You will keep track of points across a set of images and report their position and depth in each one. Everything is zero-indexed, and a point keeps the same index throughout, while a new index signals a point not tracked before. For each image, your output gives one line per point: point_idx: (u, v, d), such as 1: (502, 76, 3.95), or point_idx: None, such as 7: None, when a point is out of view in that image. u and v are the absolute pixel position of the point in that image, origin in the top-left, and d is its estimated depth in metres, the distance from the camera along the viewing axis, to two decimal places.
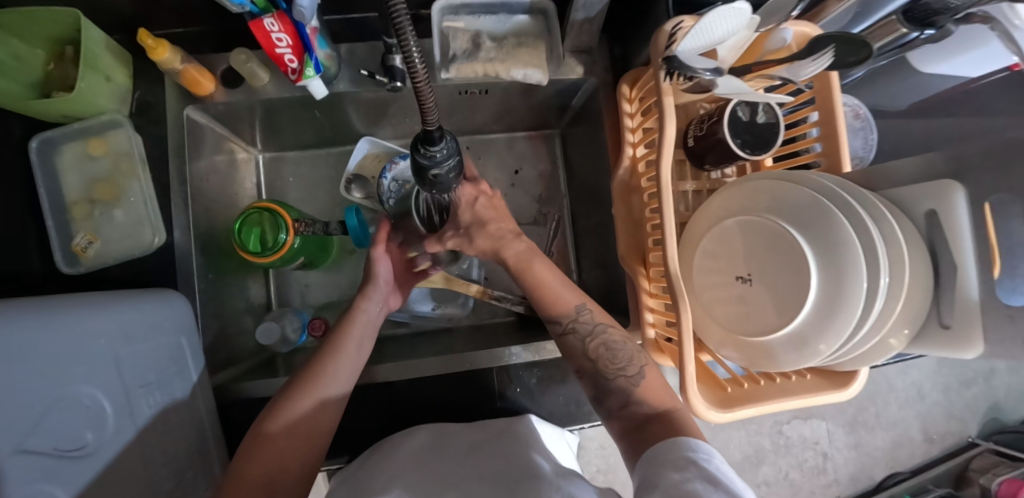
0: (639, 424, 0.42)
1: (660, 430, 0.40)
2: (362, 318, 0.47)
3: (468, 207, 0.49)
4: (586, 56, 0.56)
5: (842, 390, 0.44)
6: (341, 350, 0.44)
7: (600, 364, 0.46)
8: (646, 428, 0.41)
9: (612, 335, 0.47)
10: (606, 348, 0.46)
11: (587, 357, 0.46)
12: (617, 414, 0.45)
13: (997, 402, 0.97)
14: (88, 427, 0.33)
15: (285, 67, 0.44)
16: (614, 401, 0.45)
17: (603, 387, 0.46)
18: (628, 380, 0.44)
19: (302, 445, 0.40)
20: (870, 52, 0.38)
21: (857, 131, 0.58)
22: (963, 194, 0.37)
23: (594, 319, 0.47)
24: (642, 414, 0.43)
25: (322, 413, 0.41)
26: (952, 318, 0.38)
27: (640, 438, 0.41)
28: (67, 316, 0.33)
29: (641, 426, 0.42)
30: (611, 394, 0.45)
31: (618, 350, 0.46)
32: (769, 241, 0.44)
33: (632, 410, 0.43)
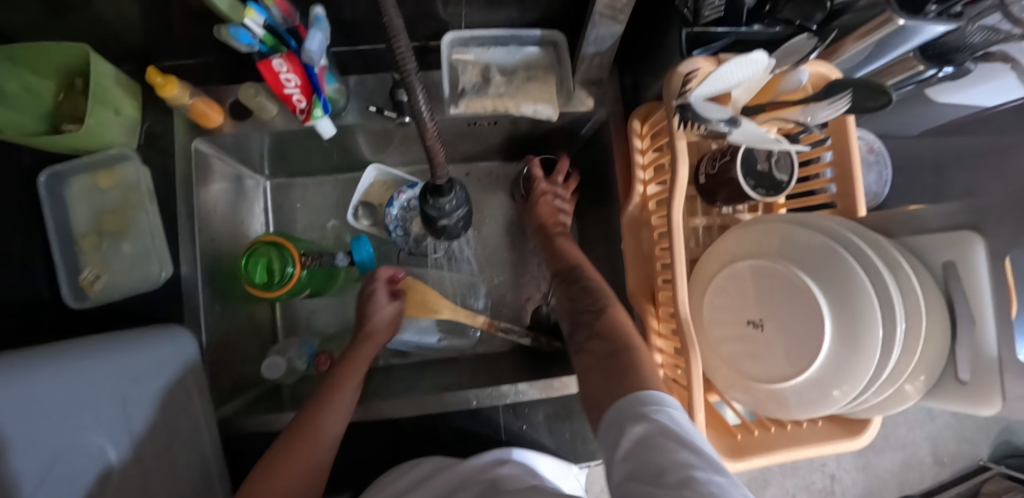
0: (604, 356, 0.39)
1: (623, 364, 0.37)
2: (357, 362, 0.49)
3: (539, 202, 0.63)
4: (597, 88, 0.56)
5: (855, 439, 0.43)
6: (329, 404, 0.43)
7: (582, 296, 0.49)
8: (611, 360, 0.38)
9: (593, 284, 0.50)
10: (588, 287, 0.50)
11: (569, 299, 0.50)
12: (583, 348, 0.43)
13: (1009, 424, 0.95)
14: (91, 479, 0.32)
15: (294, 107, 0.44)
16: (581, 336, 0.44)
17: (578, 320, 0.47)
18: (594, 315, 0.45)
19: (322, 422, 0.41)
20: (889, 100, 0.37)
21: (872, 165, 0.57)
22: (984, 248, 0.36)
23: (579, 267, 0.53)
24: (604, 348, 0.40)
25: (342, 401, 0.44)
26: (970, 374, 0.37)
27: (603, 370, 0.38)
28: (62, 371, 0.33)
29: (606, 358, 0.39)
30: (581, 328, 0.45)
31: (592, 291, 0.49)
32: (782, 286, 0.43)
33: (595, 345, 0.41)
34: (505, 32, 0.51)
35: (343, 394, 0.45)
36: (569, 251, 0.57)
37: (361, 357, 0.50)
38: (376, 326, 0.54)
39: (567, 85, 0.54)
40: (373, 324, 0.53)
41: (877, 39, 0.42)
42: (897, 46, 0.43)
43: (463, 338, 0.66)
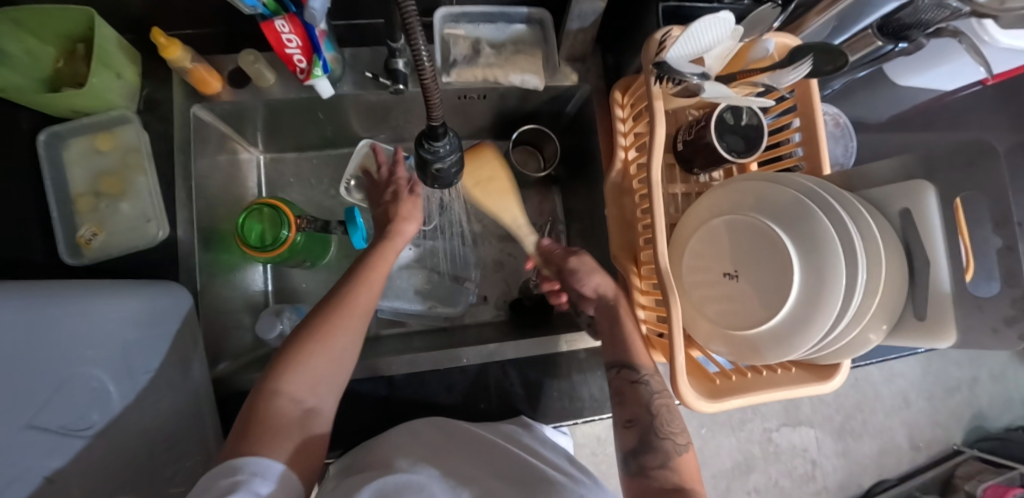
0: (665, 492, 0.44)
1: None
2: (354, 303, 0.45)
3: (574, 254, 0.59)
4: (581, 65, 0.59)
5: (826, 382, 0.45)
6: (321, 343, 0.41)
7: (656, 420, 0.48)
8: (674, 497, 0.43)
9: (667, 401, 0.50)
10: (666, 410, 0.49)
11: (648, 411, 0.49)
12: (649, 473, 0.46)
13: (981, 410, 0.98)
14: (94, 409, 0.35)
15: (295, 67, 0.46)
16: (651, 459, 0.47)
17: (650, 440, 0.47)
18: (675, 446, 0.47)
19: (312, 423, 0.39)
20: (845, 62, 0.42)
21: (838, 139, 0.61)
22: (935, 194, 0.40)
23: (663, 385, 0.51)
24: (671, 484, 0.44)
25: (328, 391, 0.41)
26: (926, 310, 0.40)
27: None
28: (69, 308, 0.34)
29: (671, 493, 0.43)
30: (650, 453, 0.47)
31: (673, 417, 0.49)
32: (757, 239, 0.46)
33: (664, 474, 0.45)
34: (493, 9, 0.53)
35: (283, 408, 0.37)
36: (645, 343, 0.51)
37: (329, 347, 0.41)
38: (357, 298, 0.45)
39: (553, 61, 0.57)
40: (353, 298, 0.45)
41: (836, 12, 0.47)
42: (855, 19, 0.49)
43: (455, 307, 0.68)
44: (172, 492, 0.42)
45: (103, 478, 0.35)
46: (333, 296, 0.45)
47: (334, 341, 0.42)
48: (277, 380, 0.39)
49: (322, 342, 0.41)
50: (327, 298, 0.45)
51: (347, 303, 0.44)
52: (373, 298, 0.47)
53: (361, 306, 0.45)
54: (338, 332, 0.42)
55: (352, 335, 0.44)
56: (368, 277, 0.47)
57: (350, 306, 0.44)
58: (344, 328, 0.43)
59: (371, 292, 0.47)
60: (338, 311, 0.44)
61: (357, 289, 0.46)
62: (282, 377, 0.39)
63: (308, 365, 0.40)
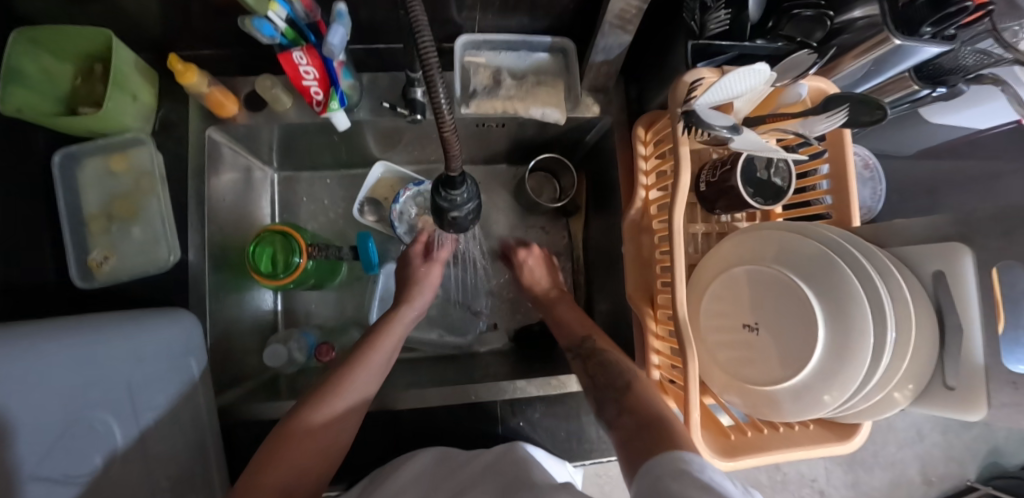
0: (635, 430, 0.40)
1: (653, 433, 0.38)
2: (352, 383, 0.45)
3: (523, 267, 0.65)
4: (603, 95, 0.57)
5: (847, 442, 0.44)
6: (316, 423, 0.41)
7: (599, 378, 0.49)
8: (641, 431, 0.39)
9: (610, 359, 0.51)
10: (603, 365, 0.50)
11: (587, 374, 0.51)
12: (615, 423, 0.43)
13: (997, 446, 0.93)
14: (96, 452, 0.34)
15: (311, 99, 0.45)
16: (612, 410, 0.44)
17: (603, 395, 0.47)
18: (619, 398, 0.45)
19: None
20: (883, 115, 0.40)
21: (866, 181, 0.59)
22: (972, 258, 0.37)
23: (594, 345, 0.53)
24: (636, 420, 0.40)
25: (312, 479, 0.39)
26: (957, 381, 0.38)
27: (634, 440, 0.38)
28: (77, 349, 0.34)
29: (636, 430, 0.39)
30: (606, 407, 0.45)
31: (612, 367, 0.49)
32: (780, 295, 0.44)
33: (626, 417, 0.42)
34: (516, 38, 0.52)
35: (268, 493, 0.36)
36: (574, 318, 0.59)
37: (319, 432, 0.40)
38: (353, 377, 0.45)
39: (575, 92, 0.55)
40: (349, 381, 0.45)
41: (873, 58, 0.45)
42: (891, 68, 0.47)
43: (464, 337, 0.68)
44: None
45: None
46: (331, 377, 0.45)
47: (326, 419, 0.41)
48: (261, 468, 0.37)
49: (314, 428, 0.40)
50: (329, 376, 0.45)
51: (347, 372, 0.45)
52: (372, 380, 0.47)
53: (351, 387, 0.44)
54: (327, 415, 0.42)
55: (344, 418, 0.43)
56: (373, 351, 0.48)
57: (344, 387, 0.44)
58: (337, 412, 0.42)
59: (368, 376, 0.46)
60: (331, 395, 0.43)
61: (353, 369, 0.46)
62: (266, 467, 0.37)
63: (285, 457, 0.38)
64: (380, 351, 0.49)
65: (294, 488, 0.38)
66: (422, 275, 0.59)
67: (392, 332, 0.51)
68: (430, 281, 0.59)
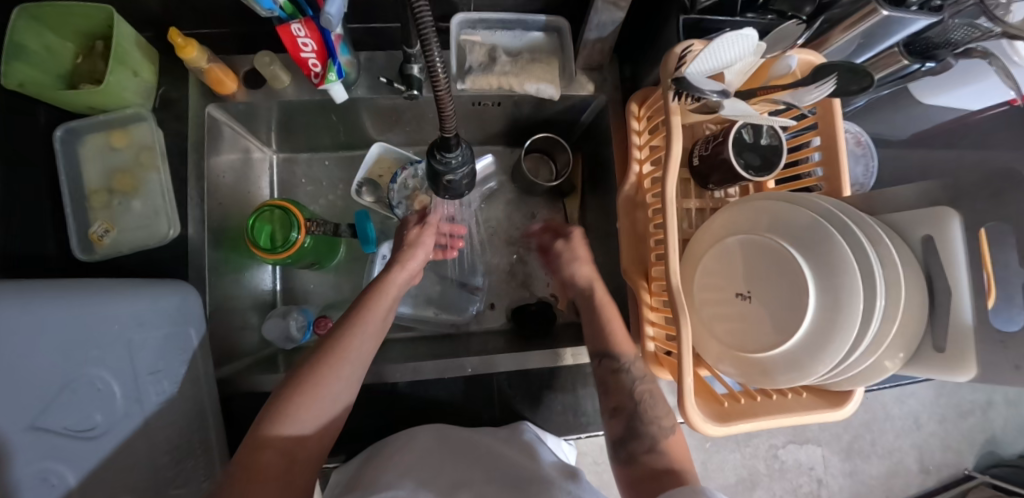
0: (653, 473, 0.44)
1: (673, 481, 0.42)
2: (350, 346, 0.44)
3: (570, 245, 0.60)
4: (597, 74, 0.58)
5: (838, 409, 0.45)
6: (318, 387, 0.40)
7: (640, 407, 0.49)
8: (661, 477, 0.43)
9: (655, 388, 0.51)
10: (649, 396, 0.49)
11: (632, 397, 0.49)
12: (636, 459, 0.46)
13: (995, 435, 0.92)
14: (97, 410, 0.34)
15: (310, 71, 0.46)
16: (637, 445, 0.47)
17: (637, 427, 0.48)
18: (660, 430, 0.48)
19: (295, 476, 0.38)
20: (870, 83, 0.41)
21: (859, 158, 0.60)
22: (960, 221, 0.38)
23: (646, 371, 0.51)
24: (660, 467, 0.45)
25: (315, 442, 0.40)
26: (946, 343, 0.39)
27: (652, 481, 0.44)
28: (79, 310, 0.35)
29: (657, 475, 0.44)
30: (637, 439, 0.47)
31: (659, 401, 0.50)
32: (775, 264, 0.45)
33: (653, 458, 0.46)
34: (511, 16, 0.53)
35: (270, 454, 0.37)
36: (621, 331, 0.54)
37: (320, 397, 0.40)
38: (352, 342, 0.44)
39: (569, 70, 0.56)
40: (348, 343, 0.43)
41: (862, 30, 0.46)
42: (881, 39, 0.48)
43: (461, 315, 0.68)
44: (173, 494, 0.42)
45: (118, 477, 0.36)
46: (329, 340, 0.44)
47: (326, 385, 0.41)
48: (266, 426, 0.38)
49: (315, 392, 0.40)
50: (328, 339, 0.44)
51: (344, 336, 0.44)
52: (370, 344, 0.46)
53: (350, 352, 0.43)
54: (331, 378, 0.41)
55: (344, 382, 0.43)
56: (369, 311, 0.47)
57: (346, 352, 0.43)
58: (337, 377, 0.42)
59: (369, 340, 0.45)
60: (332, 359, 0.42)
61: (353, 333, 0.45)
62: (272, 423, 0.38)
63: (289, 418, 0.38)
64: (377, 313, 0.47)
65: (298, 451, 0.39)
66: (419, 242, 0.54)
67: (387, 292, 0.49)
68: (425, 247, 0.55)
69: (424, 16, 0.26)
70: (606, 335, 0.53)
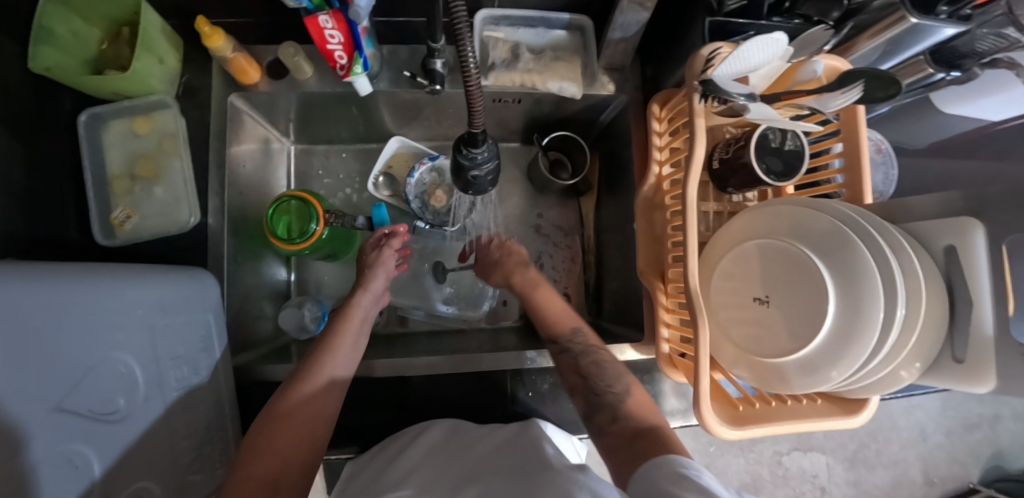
0: (632, 435, 0.43)
1: (649, 443, 0.41)
2: (323, 369, 0.46)
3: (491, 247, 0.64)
4: (619, 74, 0.58)
5: (852, 417, 0.45)
6: (293, 408, 0.42)
7: (589, 381, 0.49)
8: (636, 441, 0.42)
9: (602, 356, 0.51)
10: (596, 367, 0.50)
11: (578, 373, 0.50)
12: (606, 430, 0.46)
13: (1002, 450, 0.91)
14: (120, 393, 0.34)
15: (335, 63, 0.46)
16: (603, 417, 0.47)
17: (597, 400, 0.48)
18: (616, 396, 0.48)
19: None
20: (897, 90, 0.40)
21: (878, 165, 0.60)
22: (984, 233, 0.37)
23: (586, 342, 0.53)
24: (630, 429, 0.44)
25: (301, 460, 0.41)
26: (966, 354, 0.38)
27: (628, 449, 0.42)
28: (106, 293, 0.34)
29: (631, 436, 0.43)
30: (602, 411, 0.47)
31: (606, 367, 0.50)
32: (794, 271, 0.44)
33: (621, 423, 0.45)
34: (535, 14, 0.53)
35: (253, 477, 0.38)
36: (561, 311, 0.58)
37: (296, 418, 0.42)
38: (325, 363, 0.46)
39: (591, 69, 0.56)
40: (320, 364, 0.46)
41: (890, 37, 0.46)
42: (907, 46, 0.47)
43: (473, 311, 0.69)
44: (190, 479, 0.42)
45: (142, 459, 0.36)
46: (307, 361, 0.47)
47: (300, 405, 0.43)
48: (250, 449, 0.40)
49: (291, 412, 0.42)
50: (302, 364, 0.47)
51: (313, 360, 0.47)
52: (344, 362, 0.48)
53: (324, 373, 0.46)
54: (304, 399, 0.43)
55: (323, 399, 0.45)
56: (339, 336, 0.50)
57: (323, 368, 0.46)
58: (313, 397, 0.44)
59: (345, 355, 0.48)
60: (309, 375, 0.45)
61: (326, 353, 0.47)
62: (254, 447, 0.40)
63: (267, 442, 0.40)
64: (347, 335, 0.50)
65: (283, 472, 0.39)
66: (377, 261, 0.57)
67: (352, 316, 0.52)
68: (383, 265, 0.57)
69: (459, 10, 0.27)
70: (548, 320, 0.56)
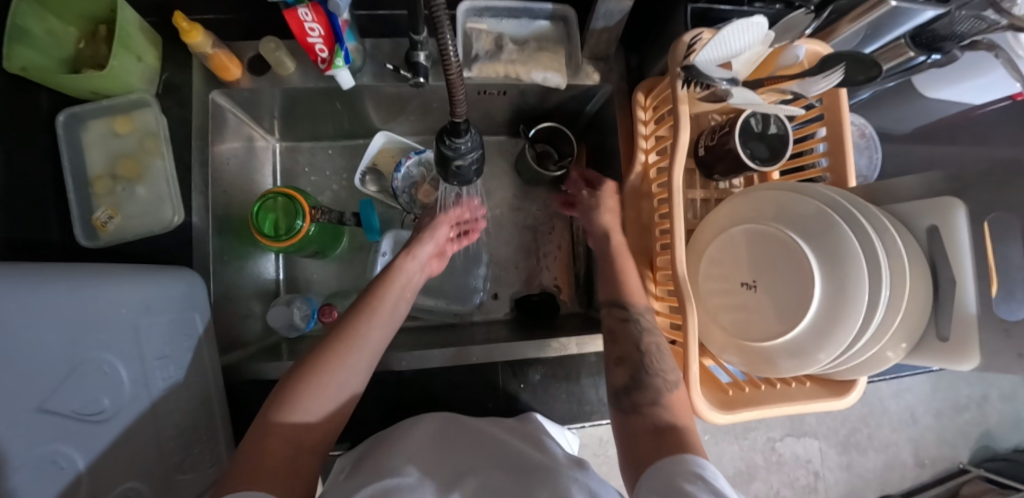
0: (658, 429, 0.41)
1: (674, 444, 0.39)
2: (363, 335, 0.43)
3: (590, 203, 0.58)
4: (604, 63, 0.58)
5: (840, 398, 0.45)
6: (329, 373, 0.40)
7: (646, 358, 0.46)
8: (661, 439, 0.40)
9: (660, 341, 0.47)
10: (655, 348, 0.46)
11: (637, 348, 0.46)
12: (638, 411, 0.43)
13: (990, 430, 0.93)
14: (105, 393, 0.34)
15: (317, 57, 0.46)
16: (642, 397, 0.44)
17: (637, 380, 0.45)
18: (666, 383, 0.43)
19: (303, 463, 0.37)
20: (878, 72, 0.40)
21: (863, 150, 0.60)
22: (964, 211, 0.38)
23: (655, 322, 0.48)
24: (664, 421, 0.41)
25: (323, 429, 0.39)
26: (950, 332, 0.39)
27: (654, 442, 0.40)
28: (90, 292, 0.34)
29: (660, 431, 0.41)
30: (637, 391, 0.44)
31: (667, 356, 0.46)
32: (783, 255, 0.44)
33: (657, 411, 0.42)
34: (518, 4, 0.53)
35: (276, 440, 0.36)
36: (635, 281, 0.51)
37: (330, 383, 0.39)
38: (365, 329, 0.43)
39: (575, 59, 0.56)
40: (362, 331, 0.43)
41: (870, 21, 0.46)
42: (886, 27, 0.48)
43: (464, 305, 0.69)
44: (180, 480, 0.42)
45: (130, 460, 0.36)
46: (343, 328, 0.43)
47: (334, 371, 0.40)
48: (277, 411, 0.37)
49: (326, 377, 0.39)
50: (341, 326, 0.43)
51: (353, 325, 0.43)
52: (383, 333, 0.45)
53: (363, 340, 0.43)
54: (340, 364, 0.41)
55: (358, 368, 0.42)
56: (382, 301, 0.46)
57: (359, 337, 0.43)
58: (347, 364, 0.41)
59: (383, 327, 0.45)
60: (347, 342, 0.42)
61: (365, 321, 0.44)
62: (284, 409, 0.37)
63: (300, 406, 0.38)
64: (388, 302, 0.46)
65: (306, 437, 0.37)
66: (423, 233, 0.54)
67: (394, 283, 0.48)
68: (431, 238, 0.55)
69: (438, 1, 0.25)
70: (618, 281, 0.51)
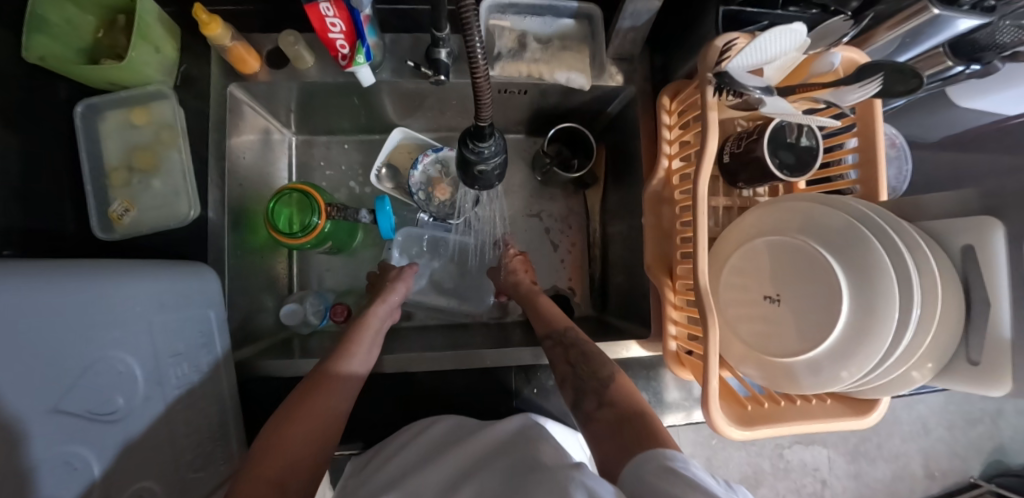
0: (618, 419, 0.40)
1: (635, 427, 0.38)
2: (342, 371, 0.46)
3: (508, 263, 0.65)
4: (627, 64, 0.57)
5: (861, 418, 0.44)
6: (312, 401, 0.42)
7: (580, 368, 0.48)
8: (620, 425, 0.39)
9: (592, 347, 0.50)
10: (585, 356, 0.49)
11: (568, 363, 0.49)
12: (593, 417, 0.43)
13: (1003, 444, 0.91)
14: (119, 392, 0.34)
15: (337, 52, 0.45)
16: (590, 403, 0.44)
17: (583, 386, 0.46)
18: (603, 381, 0.45)
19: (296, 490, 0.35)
20: (918, 83, 0.38)
21: (892, 160, 0.58)
22: (1003, 232, 0.36)
23: (579, 335, 0.52)
24: (614, 414, 0.41)
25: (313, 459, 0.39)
26: (981, 356, 0.37)
27: (615, 433, 0.38)
28: (104, 290, 0.34)
29: (620, 421, 0.40)
30: (588, 397, 0.45)
31: (594, 357, 0.48)
32: (806, 270, 0.43)
33: (605, 409, 0.42)
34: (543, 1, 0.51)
35: (268, 470, 0.35)
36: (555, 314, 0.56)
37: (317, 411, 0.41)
38: (345, 363, 0.47)
39: (599, 59, 0.54)
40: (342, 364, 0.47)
41: (908, 29, 0.44)
42: (926, 39, 0.46)
43: (478, 305, 0.69)
44: (192, 477, 0.42)
45: (143, 458, 0.36)
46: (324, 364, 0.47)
47: (320, 400, 0.42)
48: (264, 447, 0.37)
49: (314, 404, 0.41)
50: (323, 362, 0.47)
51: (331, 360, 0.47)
52: (361, 367, 0.48)
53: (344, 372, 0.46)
54: (325, 393, 0.43)
55: (342, 397, 0.44)
56: (359, 340, 0.50)
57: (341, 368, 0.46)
58: (331, 396, 0.43)
59: (359, 362, 0.48)
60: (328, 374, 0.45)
61: (345, 356, 0.48)
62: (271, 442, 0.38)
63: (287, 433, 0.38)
64: (364, 341, 0.51)
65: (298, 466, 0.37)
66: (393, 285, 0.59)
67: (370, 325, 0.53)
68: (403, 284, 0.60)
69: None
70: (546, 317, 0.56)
